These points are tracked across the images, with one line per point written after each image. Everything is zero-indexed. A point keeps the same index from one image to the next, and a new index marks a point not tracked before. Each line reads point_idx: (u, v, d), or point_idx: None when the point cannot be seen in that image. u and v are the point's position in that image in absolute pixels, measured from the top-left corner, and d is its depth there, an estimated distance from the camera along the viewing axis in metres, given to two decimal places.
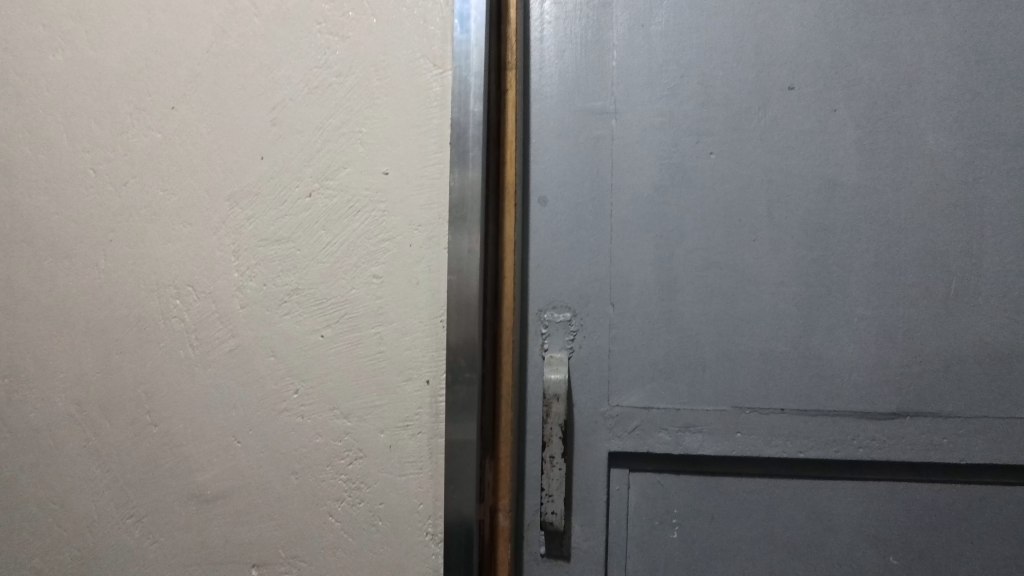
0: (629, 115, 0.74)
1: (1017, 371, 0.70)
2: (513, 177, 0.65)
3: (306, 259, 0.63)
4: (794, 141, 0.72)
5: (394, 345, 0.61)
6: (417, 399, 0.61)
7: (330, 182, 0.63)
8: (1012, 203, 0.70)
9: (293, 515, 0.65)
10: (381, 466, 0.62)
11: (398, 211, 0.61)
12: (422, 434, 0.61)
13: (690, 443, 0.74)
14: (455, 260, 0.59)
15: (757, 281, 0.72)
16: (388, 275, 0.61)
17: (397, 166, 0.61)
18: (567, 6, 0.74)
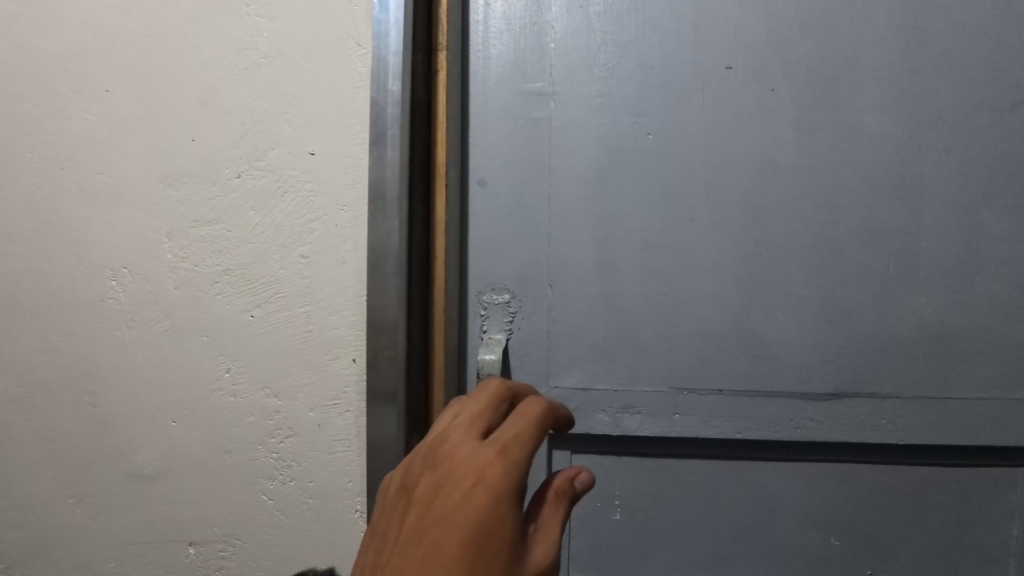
0: (567, 97, 0.74)
1: (956, 351, 0.69)
2: (443, 159, 0.65)
3: (235, 240, 0.64)
4: (733, 121, 0.71)
5: (322, 325, 0.62)
6: (345, 377, 0.62)
7: (258, 162, 0.63)
8: (951, 183, 0.69)
9: (227, 494, 0.66)
10: (312, 444, 0.63)
11: (325, 191, 0.61)
12: (350, 413, 0.62)
13: (629, 424, 0.73)
14: (376, 240, 0.60)
15: (695, 261, 0.71)
16: (315, 256, 0.62)
17: (324, 147, 0.61)
18: None
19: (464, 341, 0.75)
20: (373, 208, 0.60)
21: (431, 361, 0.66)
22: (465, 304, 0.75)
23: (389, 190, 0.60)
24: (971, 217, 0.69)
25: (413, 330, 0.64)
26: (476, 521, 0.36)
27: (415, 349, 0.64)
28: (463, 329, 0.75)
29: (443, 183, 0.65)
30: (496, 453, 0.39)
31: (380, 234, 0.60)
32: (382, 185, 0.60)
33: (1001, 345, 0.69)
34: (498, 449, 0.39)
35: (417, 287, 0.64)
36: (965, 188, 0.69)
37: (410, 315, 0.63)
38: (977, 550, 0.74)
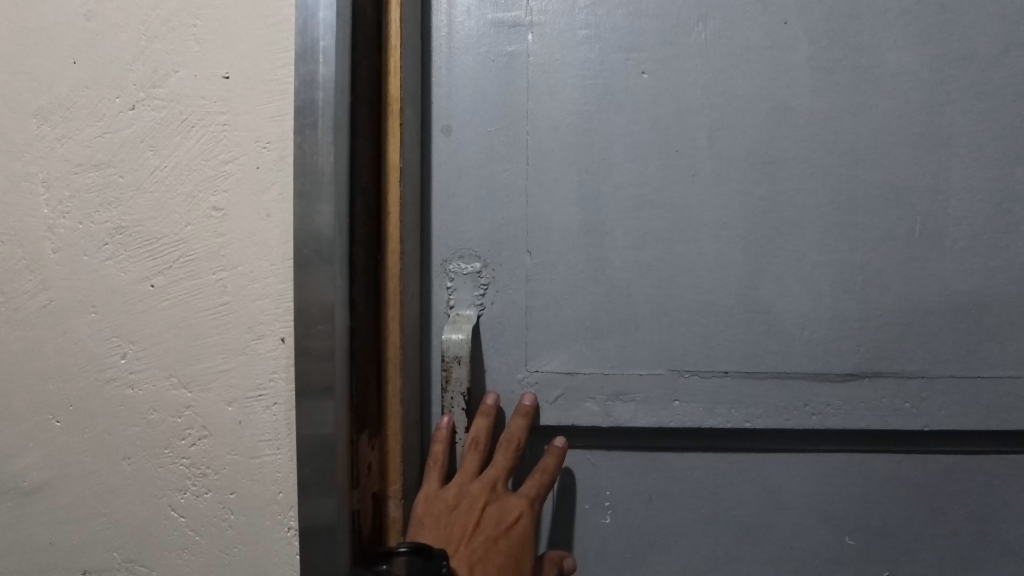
0: (547, 29, 0.62)
1: (987, 324, 0.61)
2: (396, 92, 0.53)
3: (129, 190, 0.51)
4: (740, 58, 0.61)
5: (241, 295, 0.49)
6: (270, 361, 0.50)
7: (158, 90, 0.50)
8: (984, 132, 0.61)
9: (127, 511, 0.53)
10: (231, 448, 0.51)
11: (242, 124, 0.49)
12: (277, 407, 0.50)
13: (621, 414, 0.63)
14: (306, 182, 0.47)
15: (697, 222, 0.61)
16: (230, 207, 0.49)
17: (240, 68, 0.49)
18: None
19: (423, 318, 0.63)
20: (301, 143, 0.47)
21: (383, 342, 0.54)
22: (428, 274, 0.63)
23: (322, 119, 0.47)
24: (1006, 171, 0.61)
25: (360, 302, 0.51)
26: (521, 545, 0.56)
27: (364, 325, 0.52)
28: (421, 303, 0.63)
29: (395, 121, 0.53)
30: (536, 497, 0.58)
31: (310, 177, 0.47)
32: (312, 110, 0.47)
33: None
34: (534, 497, 0.58)
35: (365, 249, 0.52)
36: (999, 138, 0.61)
37: (355, 282, 0.51)
38: (1003, 545, 0.66)
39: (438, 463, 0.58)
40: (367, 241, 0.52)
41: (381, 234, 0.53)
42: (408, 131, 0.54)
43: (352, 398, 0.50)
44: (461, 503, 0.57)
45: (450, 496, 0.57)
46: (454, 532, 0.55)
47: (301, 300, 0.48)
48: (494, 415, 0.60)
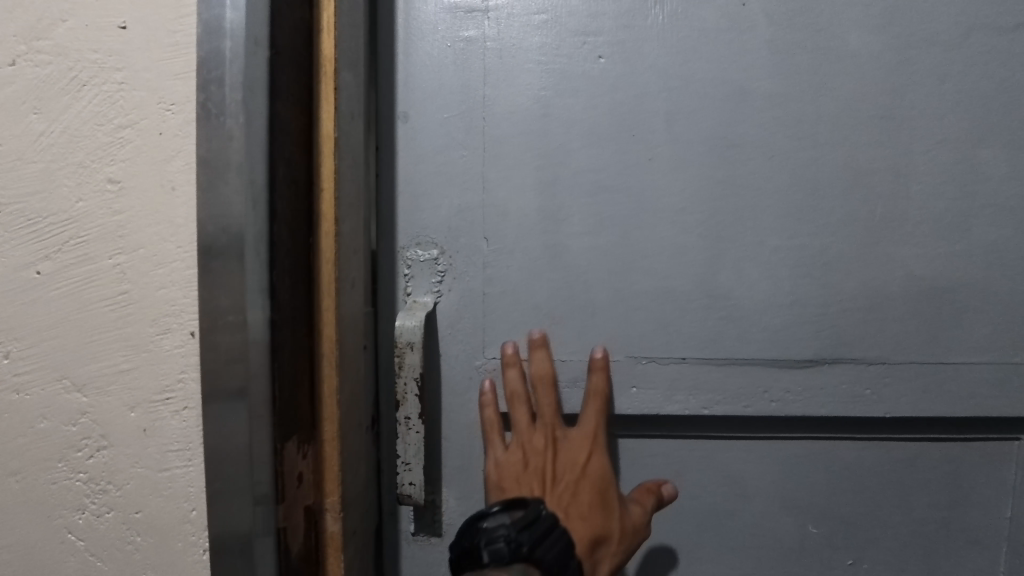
0: (504, 13, 0.61)
1: (949, 310, 0.60)
2: (332, 52, 0.46)
3: (7, 155, 0.44)
4: (698, 40, 0.60)
5: (142, 280, 0.44)
6: (179, 358, 0.44)
7: (42, 42, 0.43)
8: (945, 115, 0.60)
9: (10, 526, 0.48)
10: (134, 460, 0.45)
11: (142, 84, 0.42)
12: (187, 411, 0.44)
13: (576, 401, 0.63)
14: (210, 149, 0.40)
15: (653, 208, 0.61)
16: (128, 178, 0.43)
17: (140, 13, 0.42)
18: None
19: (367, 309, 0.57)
20: (204, 102, 0.40)
21: (317, 336, 0.47)
22: (383, 260, 0.63)
23: (231, 73, 0.40)
24: (968, 155, 0.60)
25: (285, 291, 0.44)
26: (604, 474, 0.61)
27: (290, 318, 0.45)
28: (365, 294, 0.56)
29: (330, 86, 0.46)
30: (602, 430, 0.61)
31: (216, 142, 0.40)
32: (218, 60, 0.40)
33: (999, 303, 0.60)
34: (596, 427, 0.61)
35: (294, 230, 0.45)
36: (962, 121, 0.60)
37: (277, 267, 0.43)
38: (967, 533, 0.66)
39: (495, 430, 0.61)
40: (297, 221, 0.46)
41: (314, 213, 0.47)
42: (345, 96, 0.48)
43: (276, 403, 0.44)
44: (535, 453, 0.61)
45: (515, 455, 0.60)
46: (544, 479, 0.60)
47: (206, 289, 0.41)
48: (519, 363, 0.61)
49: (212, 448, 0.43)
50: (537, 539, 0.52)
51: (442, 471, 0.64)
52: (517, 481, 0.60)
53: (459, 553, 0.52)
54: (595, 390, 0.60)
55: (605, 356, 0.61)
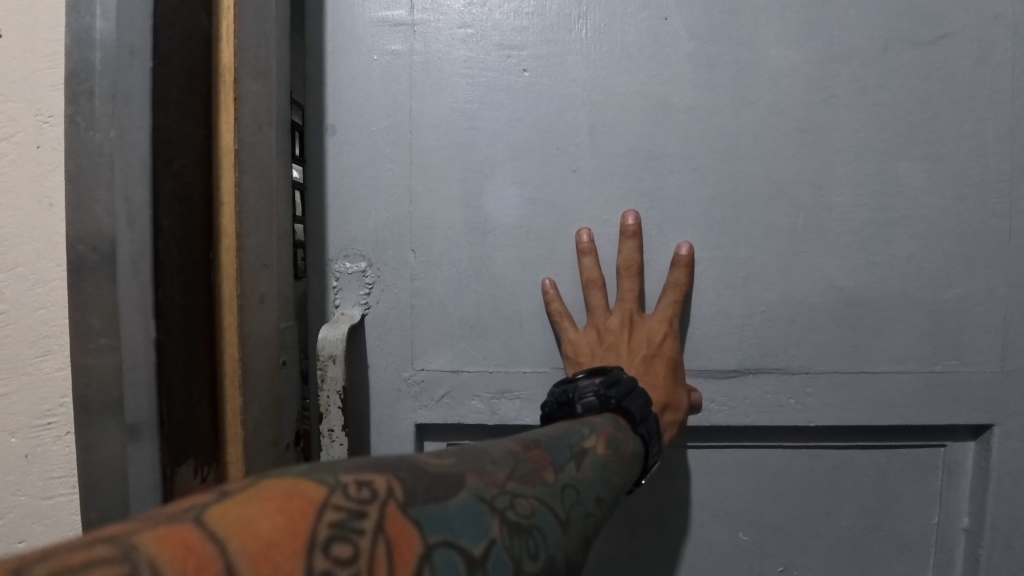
0: (429, 27, 0.62)
1: (869, 320, 0.61)
2: (229, 65, 0.47)
3: None
4: (620, 54, 0.61)
5: (20, 303, 0.44)
6: (58, 382, 0.45)
7: None
8: (865, 128, 0.60)
9: None
10: (17, 487, 0.47)
11: (16, 106, 0.42)
12: (68, 437, 0.46)
13: (507, 412, 0.63)
14: (81, 165, 0.41)
15: (578, 220, 0.61)
16: (5, 199, 0.43)
17: (12, 34, 0.42)
18: None
19: (288, 324, 0.56)
20: (73, 115, 0.41)
21: (219, 346, 0.48)
22: (313, 272, 0.63)
23: (98, 87, 0.41)
24: (887, 167, 0.61)
25: (175, 304, 0.44)
26: (674, 354, 0.60)
27: (182, 331, 0.45)
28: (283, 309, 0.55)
29: (228, 98, 0.47)
30: (674, 319, 0.60)
31: (87, 158, 0.41)
32: (87, 72, 0.41)
33: (918, 312, 0.61)
34: (672, 314, 0.60)
35: (189, 241, 0.45)
36: (881, 134, 0.60)
37: (166, 282, 0.43)
38: (897, 540, 0.67)
39: (564, 319, 0.60)
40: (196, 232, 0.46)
41: (214, 224, 0.47)
42: (246, 108, 0.49)
43: (161, 421, 0.44)
44: (610, 342, 0.60)
45: (589, 330, 0.61)
46: (618, 352, 0.60)
47: (78, 300, 0.42)
48: (594, 251, 0.60)
49: (93, 455, 0.44)
50: (625, 393, 0.52)
51: None
52: (589, 353, 0.59)
53: (552, 406, 0.52)
54: (675, 280, 0.60)
55: (691, 251, 0.60)
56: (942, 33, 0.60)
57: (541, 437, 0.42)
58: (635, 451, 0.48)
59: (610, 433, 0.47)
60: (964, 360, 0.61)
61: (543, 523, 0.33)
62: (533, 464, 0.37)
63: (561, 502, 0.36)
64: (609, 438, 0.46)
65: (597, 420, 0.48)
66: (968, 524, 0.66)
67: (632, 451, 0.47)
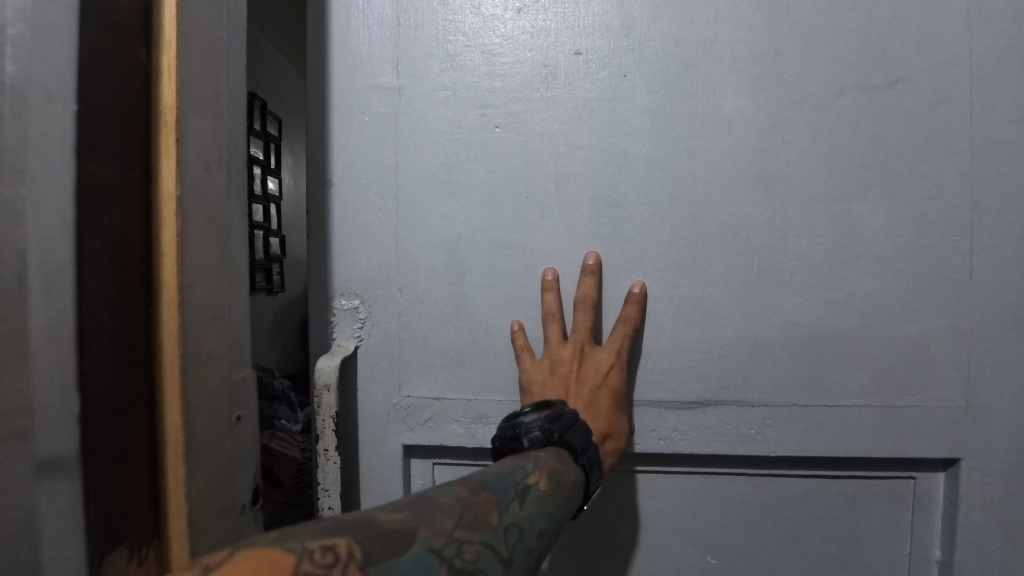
0: (412, 91, 0.70)
1: (828, 354, 0.64)
2: (169, 100, 0.46)
3: None
4: (582, 110, 0.66)
5: None
6: None
7: None
8: (820, 171, 0.63)
9: None
10: None
11: None
12: None
13: (484, 436, 0.69)
14: None
15: (546, 262, 0.67)
16: None
17: None
18: None
19: (244, 376, 0.55)
20: None
21: (159, 391, 0.47)
22: (314, 309, 0.71)
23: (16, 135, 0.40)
24: (842, 208, 0.63)
25: (104, 368, 0.44)
26: (621, 383, 0.64)
27: (111, 379, 0.45)
28: (235, 363, 0.54)
29: (168, 139, 0.46)
30: (623, 351, 0.64)
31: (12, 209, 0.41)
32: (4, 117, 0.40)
33: (877, 347, 0.63)
34: (622, 347, 0.64)
35: (122, 282, 0.46)
36: (836, 176, 0.63)
37: (88, 325, 0.43)
38: (869, 569, 0.67)
39: (524, 351, 0.66)
40: (134, 289, 0.46)
41: (155, 278, 0.47)
42: (190, 148, 0.48)
43: (89, 462, 0.44)
44: (562, 373, 0.63)
45: (545, 360, 0.65)
46: (567, 383, 0.63)
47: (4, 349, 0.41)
48: (557, 287, 0.66)
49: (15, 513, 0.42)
50: (566, 426, 0.55)
51: (364, 497, 0.71)
52: (542, 383, 0.64)
53: (500, 441, 0.55)
54: (627, 315, 0.64)
55: (643, 289, 0.65)
56: (897, 76, 0.62)
57: (488, 478, 0.44)
58: (576, 482, 0.51)
59: (553, 466, 0.50)
60: (926, 395, 0.63)
61: (487, 567, 0.37)
62: (480, 509, 0.40)
63: (505, 543, 0.40)
64: (551, 474, 0.49)
65: (540, 454, 0.51)
66: (940, 556, 0.66)
67: (573, 482, 0.51)
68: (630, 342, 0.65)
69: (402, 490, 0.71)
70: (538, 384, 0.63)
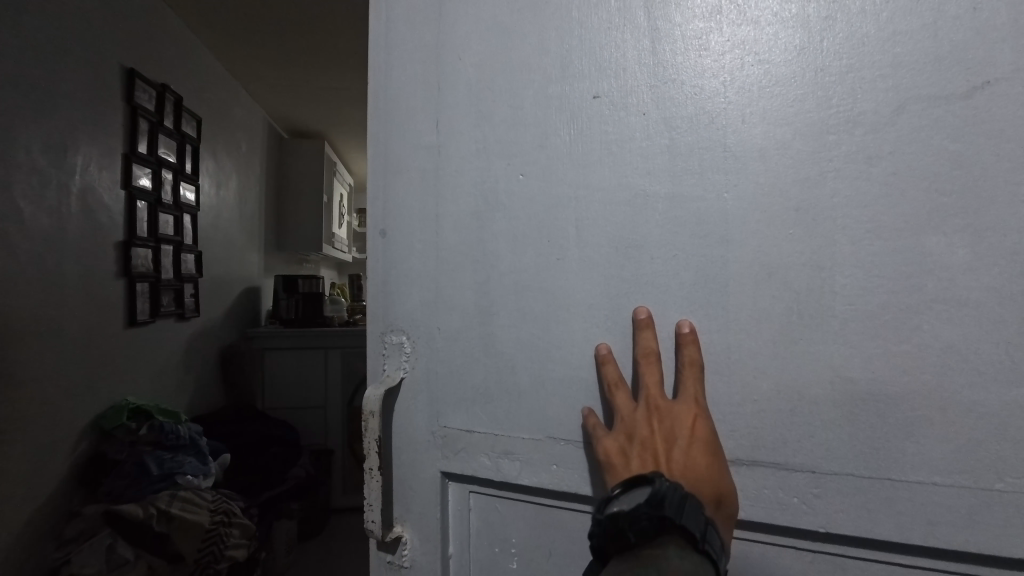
0: (449, 146, 0.76)
1: (895, 418, 0.53)
2: None
3: None
4: (601, 153, 0.66)
5: None
6: None
7: None
8: (874, 202, 0.54)
9: None
10: None
11: None
12: None
13: (509, 471, 0.71)
14: None
15: (567, 304, 0.68)
16: None
17: None
18: (401, 54, 0.80)
19: None
20: None
21: None
22: (372, 343, 0.81)
23: None
24: (910, 243, 0.53)
25: None
26: (709, 434, 0.58)
27: None
28: None
29: None
30: (699, 400, 0.59)
31: None
32: None
33: (967, 414, 0.51)
34: (695, 392, 0.59)
35: None
36: (900, 207, 0.54)
37: None
38: None
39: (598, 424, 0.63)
40: None
41: None
42: None
43: None
44: (646, 440, 0.59)
45: (619, 429, 0.61)
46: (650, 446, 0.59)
47: None
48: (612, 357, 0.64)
49: None
50: (677, 509, 0.51)
51: (407, 515, 0.78)
52: (624, 454, 0.60)
53: (605, 535, 0.53)
54: (690, 362, 0.60)
55: (693, 328, 0.61)
56: (982, 80, 0.52)
57: None
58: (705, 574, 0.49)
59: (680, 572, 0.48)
60: None
61: None
62: None
63: None
64: None
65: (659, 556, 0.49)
66: None
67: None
68: (702, 388, 0.61)
69: (438, 513, 0.76)
70: (621, 459, 0.60)
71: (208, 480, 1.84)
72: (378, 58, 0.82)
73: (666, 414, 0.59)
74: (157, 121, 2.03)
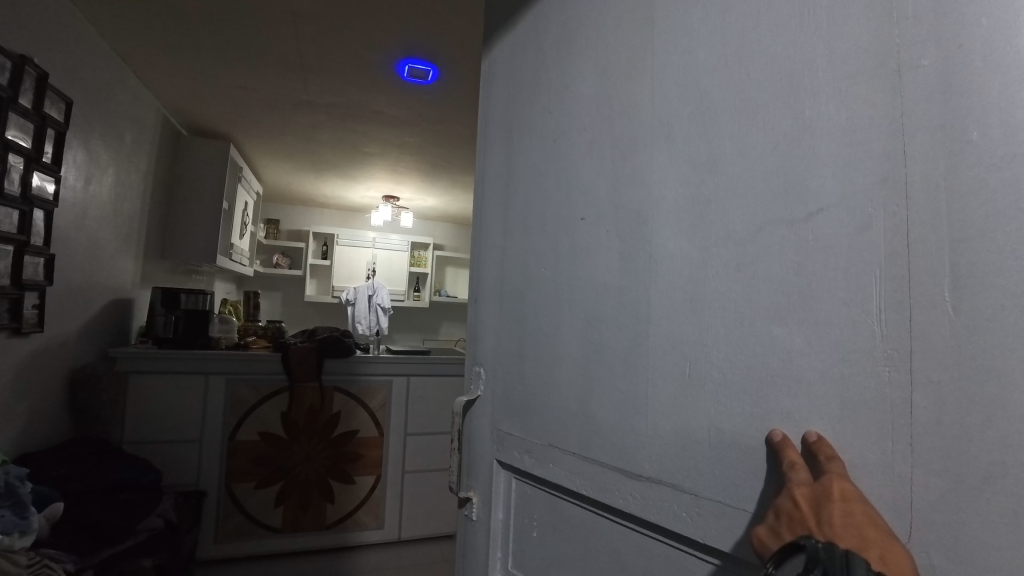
0: (509, 248, 1.17)
1: (750, 463, 0.68)
2: None
3: None
4: (582, 255, 0.97)
5: None
6: None
7: None
8: (740, 298, 0.72)
9: None
10: None
11: None
12: None
13: (528, 462, 1.05)
14: None
15: (561, 355, 0.99)
16: None
17: None
18: (492, 192, 1.27)
19: None
20: None
21: None
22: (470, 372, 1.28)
23: None
24: (762, 332, 0.69)
25: None
26: (865, 505, 0.58)
27: None
28: None
29: None
30: (845, 481, 0.59)
31: None
32: None
33: None
34: (840, 473, 0.60)
35: None
36: (757, 302, 0.70)
37: None
38: None
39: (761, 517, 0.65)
40: None
41: None
42: None
43: None
44: (791, 511, 0.61)
45: (771, 512, 0.65)
46: (808, 525, 0.60)
47: None
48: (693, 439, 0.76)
49: None
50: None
51: (479, 483, 1.20)
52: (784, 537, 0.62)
53: None
54: (826, 456, 0.61)
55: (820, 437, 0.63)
56: (816, 208, 0.65)
57: None
58: None
59: None
60: None
61: None
62: None
63: None
64: None
65: None
66: None
67: None
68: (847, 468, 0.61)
69: (495, 486, 1.15)
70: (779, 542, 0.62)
71: (26, 538, 1.75)
72: (482, 194, 1.31)
73: (813, 493, 0.60)
74: (10, 99, 1.99)
